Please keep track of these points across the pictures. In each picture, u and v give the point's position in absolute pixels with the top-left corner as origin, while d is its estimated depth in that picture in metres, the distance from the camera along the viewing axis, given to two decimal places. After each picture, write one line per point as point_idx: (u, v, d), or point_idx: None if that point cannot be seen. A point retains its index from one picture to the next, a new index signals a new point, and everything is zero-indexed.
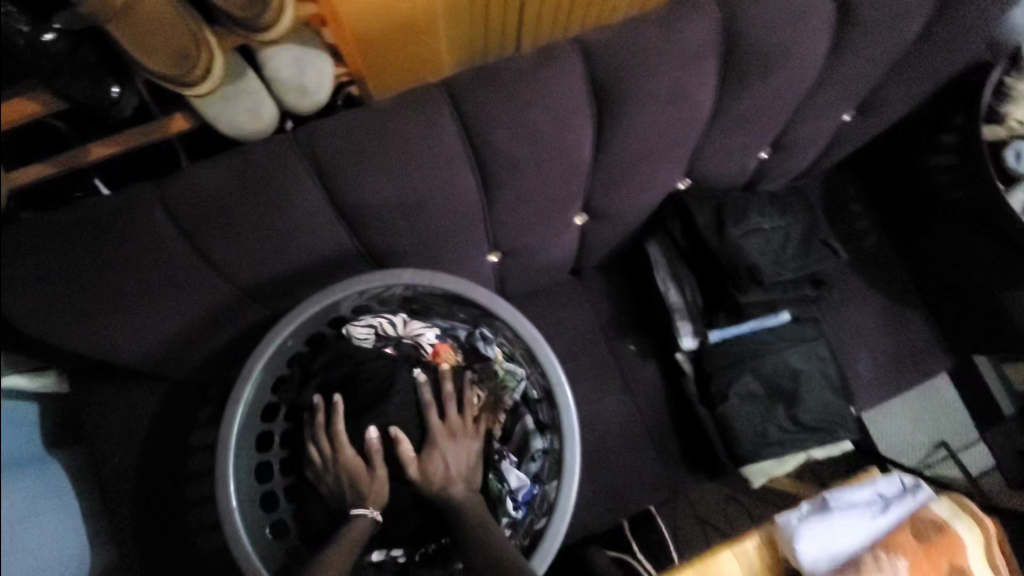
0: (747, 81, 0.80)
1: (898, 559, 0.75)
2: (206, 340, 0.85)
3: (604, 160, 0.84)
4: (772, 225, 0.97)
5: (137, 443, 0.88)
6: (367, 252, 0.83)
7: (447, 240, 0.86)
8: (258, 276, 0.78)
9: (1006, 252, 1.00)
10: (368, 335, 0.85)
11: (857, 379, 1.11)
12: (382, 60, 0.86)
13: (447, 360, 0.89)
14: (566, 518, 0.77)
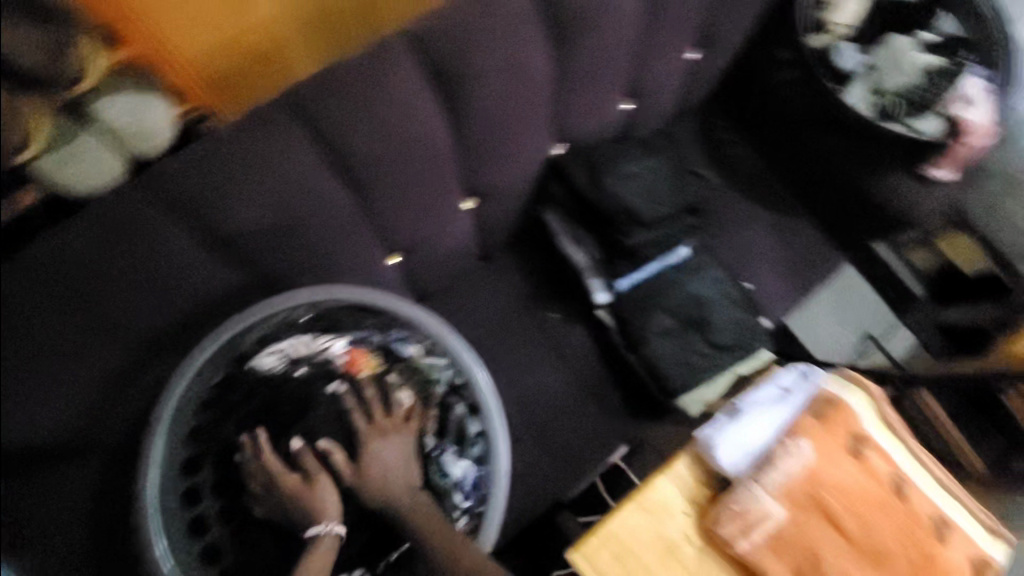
0: (579, 37, 0.86)
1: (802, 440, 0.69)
2: (116, 400, 0.71)
3: (469, 140, 0.87)
4: (644, 167, 1.02)
5: (78, 532, 0.69)
6: (260, 278, 0.79)
7: (337, 252, 0.84)
8: (155, 322, 0.71)
9: (860, 146, 1.08)
10: (279, 364, 0.82)
11: (765, 292, 1.18)
12: (235, 90, 1.06)
13: (365, 368, 0.87)
14: (503, 488, 0.85)
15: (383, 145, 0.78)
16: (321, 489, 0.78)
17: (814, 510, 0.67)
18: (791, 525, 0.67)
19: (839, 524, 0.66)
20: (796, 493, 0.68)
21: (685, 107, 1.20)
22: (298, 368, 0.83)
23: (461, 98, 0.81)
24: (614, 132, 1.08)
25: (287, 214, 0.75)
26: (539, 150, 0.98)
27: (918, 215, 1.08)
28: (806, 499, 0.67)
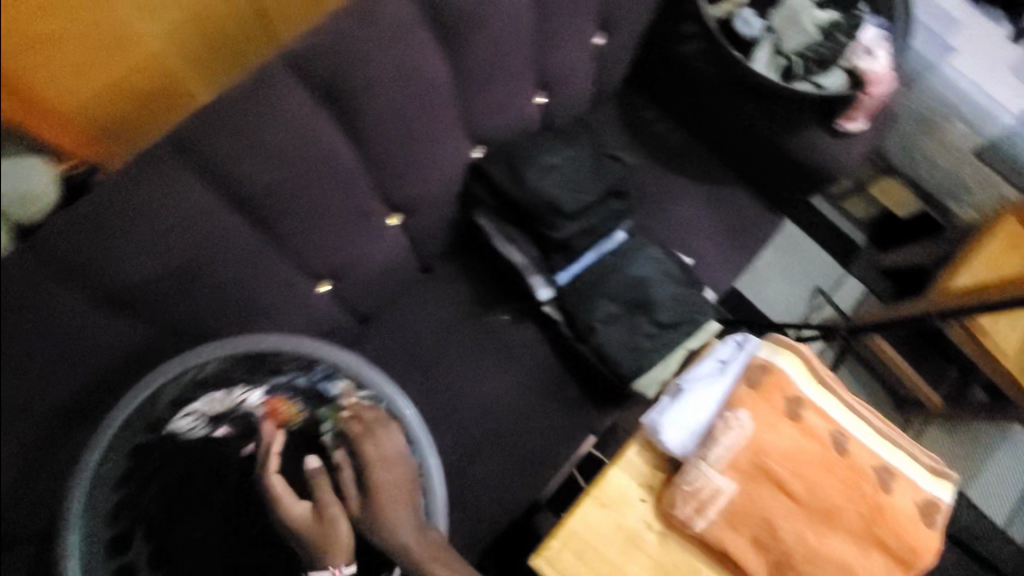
0: (468, 34, 0.84)
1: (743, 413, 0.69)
2: (34, 488, 0.66)
3: (374, 154, 0.85)
4: (563, 158, 1.00)
5: None
6: (170, 327, 0.76)
7: (251, 291, 0.82)
8: (60, 392, 0.67)
9: (769, 107, 1.10)
10: (196, 426, 0.76)
11: (703, 262, 1.20)
12: (103, 115, 0.81)
13: (287, 416, 0.82)
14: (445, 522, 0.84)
15: (280, 173, 0.75)
16: (332, 522, 0.76)
17: (759, 478, 0.67)
18: (738, 496, 0.67)
19: (784, 487, 0.66)
20: (739, 463, 0.68)
21: (602, 91, 1.21)
22: (218, 428, 0.79)
23: (355, 112, 0.79)
24: (533, 124, 1.07)
25: (189, 258, 0.72)
26: (456, 154, 0.96)
27: (837, 166, 1.09)
28: (750, 468, 0.67)
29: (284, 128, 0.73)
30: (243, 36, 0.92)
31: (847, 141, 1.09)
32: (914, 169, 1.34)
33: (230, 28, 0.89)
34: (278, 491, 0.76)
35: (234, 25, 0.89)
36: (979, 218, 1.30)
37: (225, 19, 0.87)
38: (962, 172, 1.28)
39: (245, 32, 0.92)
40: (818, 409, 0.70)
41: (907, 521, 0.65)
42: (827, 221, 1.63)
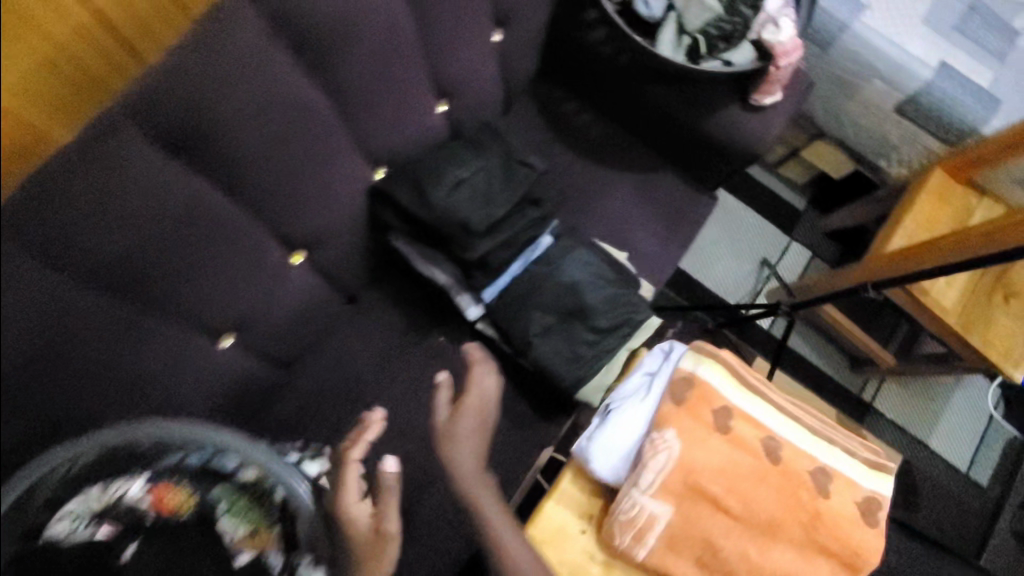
0: (338, 55, 0.77)
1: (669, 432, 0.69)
2: None
3: (254, 196, 0.77)
4: (471, 170, 0.94)
5: None
6: (55, 418, 0.66)
7: (138, 358, 0.74)
8: None
9: (683, 90, 1.06)
10: (72, 528, 0.62)
11: (640, 254, 1.16)
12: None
13: (176, 504, 0.68)
14: None
15: (141, 237, 0.66)
16: (387, 539, 0.71)
17: (694, 496, 0.68)
18: (675, 516, 0.68)
19: (720, 503, 0.68)
20: (673, 484, 0.68)
21: (513, 88, 1.15)
22: (100, 529, 0.64)
23: (220, 155, 0.70)
24: (437, 135, 1.00)
25: (47, 342, 0.62)
26: (353, 179, 0.89)
27: (759, 143, 1.06)
28: (685, 489, 0.68)
29: (136, 182, 0.63)
30: (99, 62, 0.64)
31: (765, 115, 1.05)
32: (842, 131, 1.31)
33: (85, 52, 0.62)
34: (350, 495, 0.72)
35: (84, 47, 0.62)
36: (907, 175, 1.30)
37: (68, 43, 0.60)
38: (885, 132, 1.25)
39: (101, 55, 0.64)
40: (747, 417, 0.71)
41: (843, 519, 0.70)
42: (766, 189, 1.60)
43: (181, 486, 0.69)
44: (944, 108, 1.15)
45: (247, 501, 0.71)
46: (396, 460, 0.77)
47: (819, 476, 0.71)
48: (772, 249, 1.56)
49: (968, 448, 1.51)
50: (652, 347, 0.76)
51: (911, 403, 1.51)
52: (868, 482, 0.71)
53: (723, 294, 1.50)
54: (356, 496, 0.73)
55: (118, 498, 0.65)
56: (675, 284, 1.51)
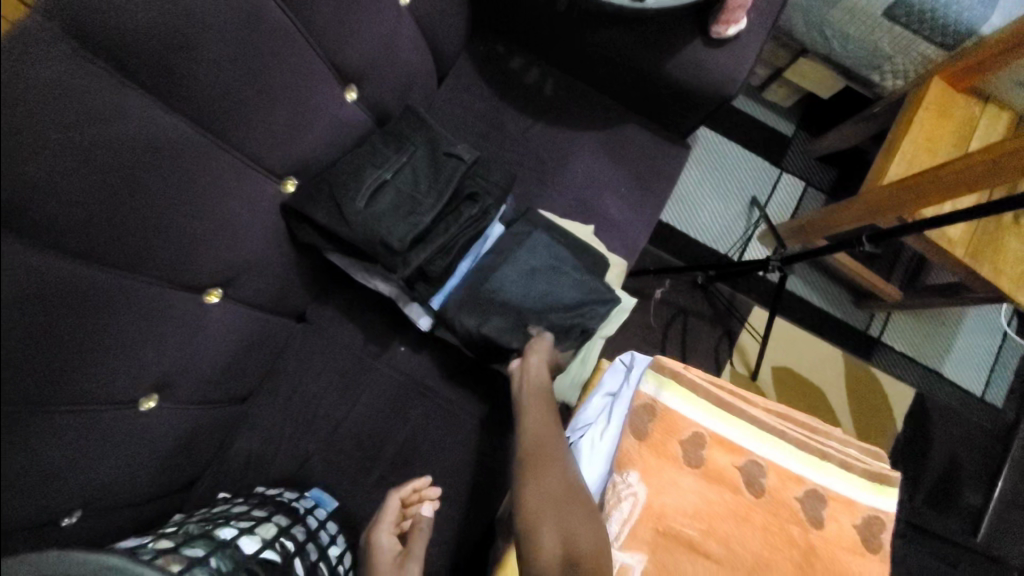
0: (190, 66, 0.63)
1: (630, 471, 0.67)
2: None
3: (126, 250, 0.64)
4: (393, 169, 0.81)
5: None
6: None
7: (40, 455, 0.64)
8: None
9: (635, 31, 0.90)
10: None
11: (610, 223, 1.04)
12: None
13: None
14: None
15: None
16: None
17: (669, 542, 0.65)
18: (651, 566, 0.64)
19: (697, 547, 0.65)
20: (643, 533, 0.65)
21: (442, 53, 0.99)
22: None
23: (57, 230, 0.57)
24: (355, 128, 0.86)
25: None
26: (257, 200, 0.77)
27: (726, 84, 0.90)
28: (658, 538, 0.65)
29: None
30: None
31: (731, 50, 0.89)
32: (828, 45, 1.13)
33: None
34: (383, 534, 0.82)
35: None
36: (904, 88, 1.12)
37: None
38: (875, 42, 1.08)
39: None
40: (723, 443, 0.68)
41: (839, 549, 0.65)
42: (750, 118, 1.43)
43: None
44: (937, 9, 1.00)
45: None
46: (432, 506, 0.85)
47: (806, 502, 0.66)
48: (760, 186, 1.41)
49: (980, 371, 1.41)
50: (613, 365, 0.78)
51: (915, 330, 1.41)
52: (857, 494, 0.67)
53: (710, 242, 1.38)
54: (388, 532, 0.82)
55: None
56: (660, 239, 1.38)
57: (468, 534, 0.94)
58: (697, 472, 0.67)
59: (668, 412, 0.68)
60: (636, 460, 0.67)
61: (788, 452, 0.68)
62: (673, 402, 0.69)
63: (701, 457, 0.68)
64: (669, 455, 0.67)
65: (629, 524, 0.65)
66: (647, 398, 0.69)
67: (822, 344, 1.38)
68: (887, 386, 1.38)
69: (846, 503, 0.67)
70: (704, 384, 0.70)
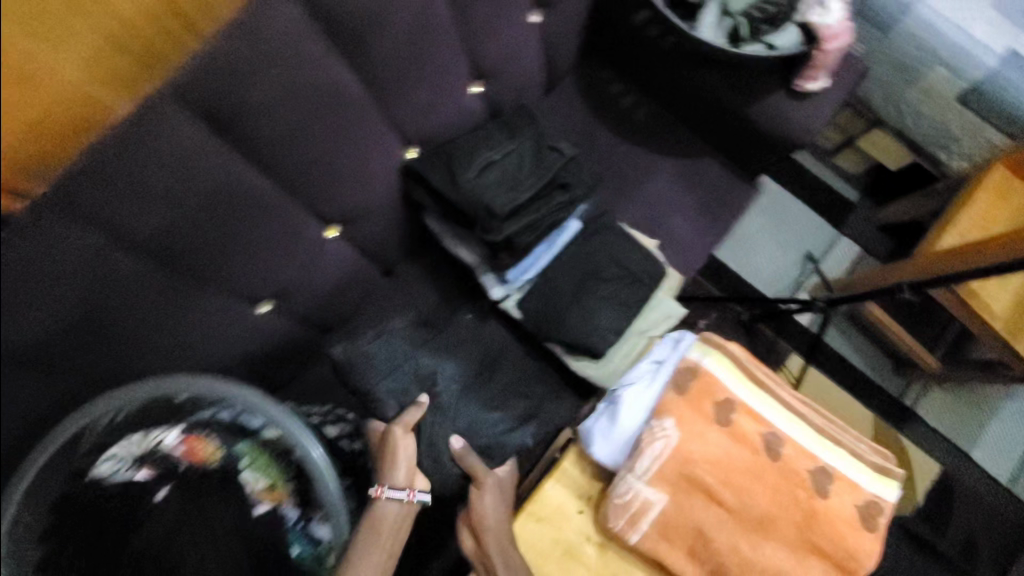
0: (371, 37, 0.78)
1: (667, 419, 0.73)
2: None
3: (290, 171, 0.80)
4: (502, 152, 0.95)
5: None
6: (92, 379, 0.71)
7: (180, 316, 0.78)
8: None
9: (727, 73, 1.03)
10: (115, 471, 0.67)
11: (675, 240, 1.15)
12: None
13: (204, 453, 0.70)
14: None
15: (182, 216, 0.70)
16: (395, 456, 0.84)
17: (689, 486, 0.71)
18: (668, 505, 0.71)
19: (713, 495, 0.71)
20: (667, 473, 0.71)
21: (556, 68, 1.14)
22: (139, 472, 0.68)
23: (250, 140, 0.73)
24: (474, 115, 1.01)
25: (85, 310, 0.66)
26: (388, 158, 0.92)
27: (802, 134, 1.02)
28: (680, 479, 0.71)
29: (170, 158, 0.66)
30: (155, 33, 0.60)
31: (811, 103, 1.01)
32: None
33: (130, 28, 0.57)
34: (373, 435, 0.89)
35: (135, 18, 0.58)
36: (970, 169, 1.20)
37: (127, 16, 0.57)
38: (947, 123, 1.18)
39: (152, 25, 0.59)
40: (751, 412, 0.74)
41: (840, 523, 0.70)
42: (817, 178, 1.53)
43: (208, 435, 0.71)
44: (1006, 98, 1.07)
45: (267, 457, 0.72)
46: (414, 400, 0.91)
47: (817, 476, 0.72)
48: (818, 243, 1.49)
49: (1011, 460, 1.42)
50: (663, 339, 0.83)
51: (949, 411, 1.44)
52: (862, 481, 0.72)
53: (759, 284, 1.47)
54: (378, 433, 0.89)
55: (152, 446, 0.68)
56: (713, 273, 1.47)
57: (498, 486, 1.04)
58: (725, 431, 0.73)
59: (709, 375, 0.75)
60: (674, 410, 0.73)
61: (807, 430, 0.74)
62: (714, 368, 0.76)
63: (731, 419, 0.74)
64: (703, 411, 0.73)
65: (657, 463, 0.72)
66: (693, 360, 0.76)
67: (853, 401, 1.43)
68: (912, 454, 1.41)
69: (852, 486, 0.72)
70: (744, 358, 0.76)
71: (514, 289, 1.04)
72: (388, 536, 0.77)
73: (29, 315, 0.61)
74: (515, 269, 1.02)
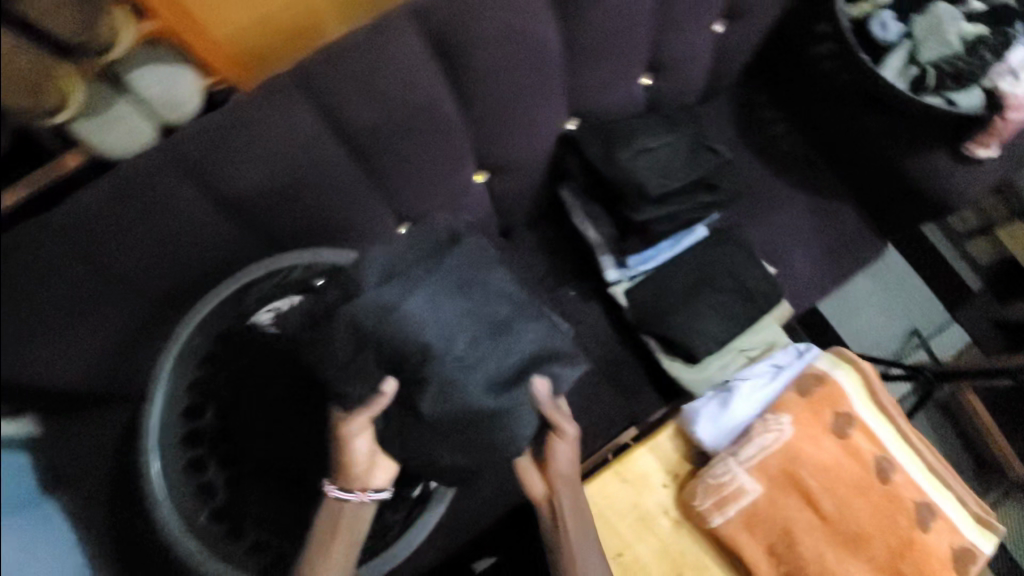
0: (583, 7, 0.85)
1: (784, 416, 0.77)
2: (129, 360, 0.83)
3: (478, 111, 0.88)
4: (658, 142, 1.00)
5: (105, 479, 0.83)
6: (266, 236, 0.84)
7: (347, 202, 0.87)
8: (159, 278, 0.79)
9: (897, 121, 1.03)
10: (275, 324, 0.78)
11: (793, 275, 1.15)
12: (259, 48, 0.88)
13: None
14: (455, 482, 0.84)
15: (385, 114, 0.80)
16: (354, 460, 0.74)
17: (790, 483, 0.75)
18: (766, 495, 0.75)
19: (813, 499, 0.74)
20: (771, 465, 0.76)
21: (719, 82, 1.16)
22: None
23: (463, 69, 0.83)
24: (636, 106, 1.05)
25: (289, 175, 0.79)
26: (554, 122, 0.98)
27: (955, 195, 1.02)
28: (781, 475, 0.75)
29: (393, 67, 0.78)
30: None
31: (976, 170, 1.00)
32: None
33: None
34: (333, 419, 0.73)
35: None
36: None
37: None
38: None
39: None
40: (867, 431, 0.78)
41: (934, 558, 0.73)
42: (940, 258, 1.49)
43: None
44: None
45: None
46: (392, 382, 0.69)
47: (920, 508, 0.74)
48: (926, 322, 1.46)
49: None
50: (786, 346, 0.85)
51: None
52: (960, 526, 0.75)
53: (856, 345, 1.43)
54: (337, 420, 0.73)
55: None
56: (809, 324, 1.46)
57: None
58: (839, 443, 0.77)
59: (837, 386, 0.78)
60: (793, 410, 0.77)
61: (916, 463, 0.78)
62: (842, 380, 0.79)
63: (847, 433, 0.77)
64: (822, 418, 0.77)
65: (762, 453, 0.76)
66: (822, 368, 0.79)
67: None
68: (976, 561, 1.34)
69: (951, 527, 0.75)
70: (875, 379, 0.80)
71: (626, 277, 1.08)
72: (340, 544, 0.72)
73: (238, 170, 0.75)
74: (636, 257, 1.06)
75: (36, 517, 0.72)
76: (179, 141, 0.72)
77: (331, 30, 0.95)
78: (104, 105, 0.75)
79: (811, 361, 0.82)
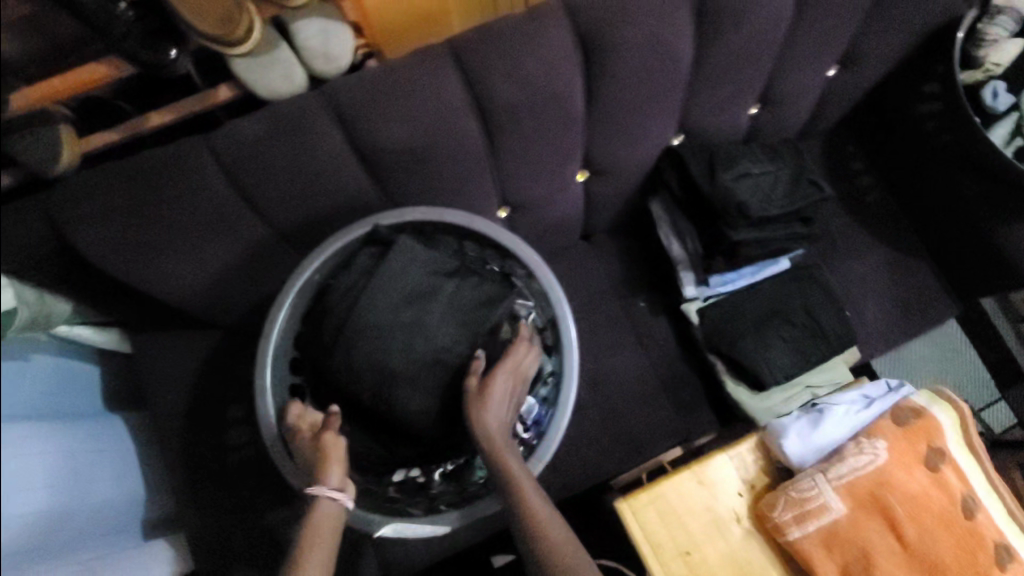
0: (721, 30, 0.88)
1: (878, 441, 0.80)
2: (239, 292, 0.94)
3: (602, 110, 0.92)
4: (760, 170, 1.03)
5: (189, 389, 0.98)
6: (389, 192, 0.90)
7: (466, 173, 0.91)
8: (290, 215, 0.86)
9: (992, 190, 1.04)
10: None
11: (862, 321, 1.17)
12: (397, 26, 0.89)
13: None
14: (552, 445, 0.88)
15: (524, 96, 0.83)
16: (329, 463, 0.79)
17: (877, 507, 0.77)
18: (852, 514, 0.77)
19: (898, 526, 0.76)
20: (861, 486, 0.78)
21: (817, 125, 1.19)
22: None
23: (600, 67, 0.86)
24: (739, 133, 1.09)
25: (426, 139, 0.83)
26: (663, 135, 1.01)
27: None
28: (869, 496, 0.78)
29: (543, 52, 0.81)
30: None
31: None
32: None
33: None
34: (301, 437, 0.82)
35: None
36: None
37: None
38: None
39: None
40: (956, 469, 0.80)
41: None
42: None
43: None
44: None
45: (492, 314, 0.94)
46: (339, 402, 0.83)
47: (999, 549, 0.76)
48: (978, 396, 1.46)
49: None
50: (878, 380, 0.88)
51: None
52: None
53: None
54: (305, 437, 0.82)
55: None
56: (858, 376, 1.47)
57: (608, 458, 1.09)
58: (929, 476, 0.79)
59: (933, 421, 0.81)
60: (887, 436, 0.80)
61: (995, 507, 0.80)
62: (940, 417, 0.81)
63: (938, 468, 0.80)
64: (917, 450, 0.80)
65: (853, 473, 0.79)
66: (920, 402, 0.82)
67: None
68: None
69: None
70: (972, 422, 0.81)
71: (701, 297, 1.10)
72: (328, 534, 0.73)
73: (387, 126, 0.80)
74: (720, 278, 1.08)
75: (113, 426, 0.95)
76: (339, 87, 0.77)
77: (455, 26, 0.95)
78: (268, 48, 0.79)
79: (908, 397, 0.84)
